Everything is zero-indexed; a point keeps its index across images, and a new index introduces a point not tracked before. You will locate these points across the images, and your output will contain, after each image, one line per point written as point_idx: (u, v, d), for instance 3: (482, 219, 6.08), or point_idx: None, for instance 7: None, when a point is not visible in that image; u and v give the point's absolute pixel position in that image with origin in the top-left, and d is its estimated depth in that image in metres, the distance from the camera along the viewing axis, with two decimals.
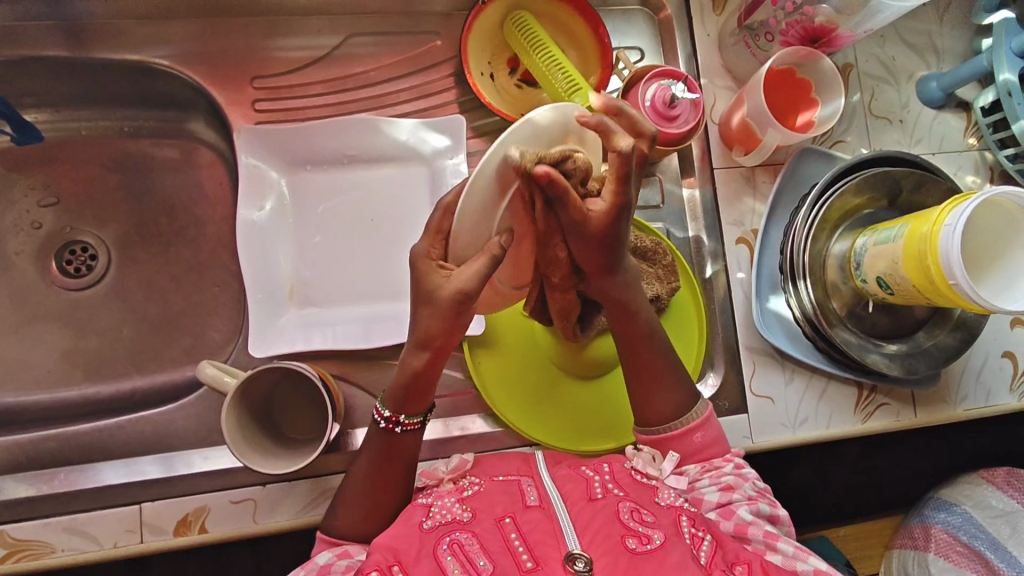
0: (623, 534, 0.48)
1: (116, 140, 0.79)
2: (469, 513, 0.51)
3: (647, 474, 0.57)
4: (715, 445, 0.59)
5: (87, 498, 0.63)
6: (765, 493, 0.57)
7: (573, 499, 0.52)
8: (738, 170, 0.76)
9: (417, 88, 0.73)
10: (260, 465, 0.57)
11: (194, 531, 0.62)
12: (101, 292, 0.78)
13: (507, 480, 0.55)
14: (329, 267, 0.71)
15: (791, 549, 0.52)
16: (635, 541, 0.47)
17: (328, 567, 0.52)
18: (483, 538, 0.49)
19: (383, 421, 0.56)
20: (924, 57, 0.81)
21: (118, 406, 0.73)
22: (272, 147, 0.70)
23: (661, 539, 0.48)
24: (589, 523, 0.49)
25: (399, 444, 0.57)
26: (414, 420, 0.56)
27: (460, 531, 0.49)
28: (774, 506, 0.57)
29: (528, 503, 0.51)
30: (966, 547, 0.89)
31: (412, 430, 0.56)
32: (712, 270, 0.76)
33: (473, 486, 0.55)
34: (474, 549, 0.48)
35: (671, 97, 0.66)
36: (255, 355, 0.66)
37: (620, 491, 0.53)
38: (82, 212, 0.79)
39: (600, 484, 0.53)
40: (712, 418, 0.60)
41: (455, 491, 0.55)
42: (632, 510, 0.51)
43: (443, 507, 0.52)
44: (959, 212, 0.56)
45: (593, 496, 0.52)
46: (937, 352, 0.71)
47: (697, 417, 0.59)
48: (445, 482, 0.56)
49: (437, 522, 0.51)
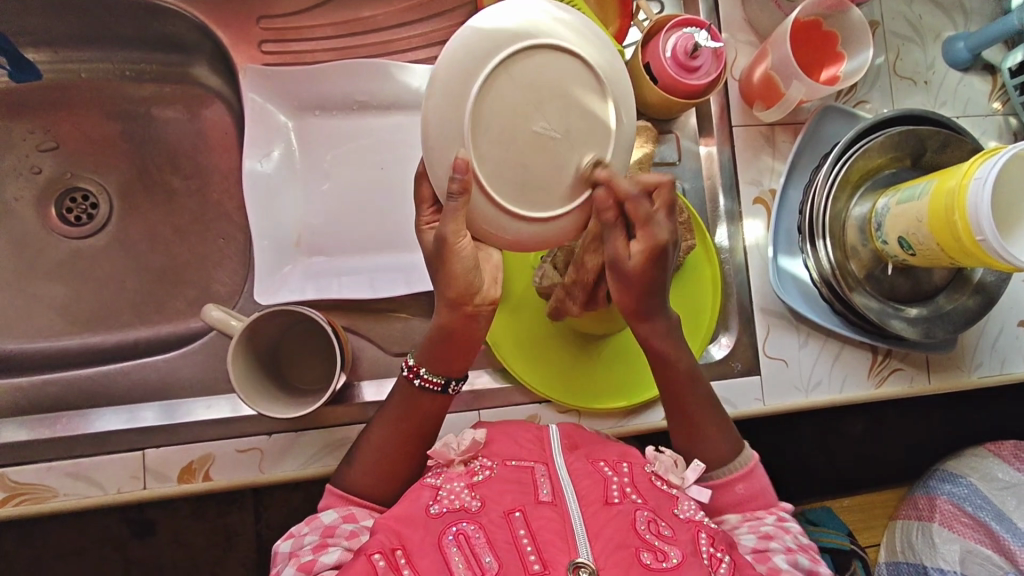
0: (637, 546, 0.45)
1: (117, 84, 0.77)
2: (478, 502, 0.49)
3: (668, 481, 0.55)
4: (758, 497, 0.58)
5: (88, 444, 0.61)
6: (807, 549, 0.54)
7: (589, 500, 0.48)
8: (758, 128, 0.73)
9: (429, 34, 0.71)
10: (269, 410, 0.56)
11: (199, 478, 0.60)
12: (102, 241, 0.76)
13: (521, 467, 0.52)
14: (337, 216, 0.69)
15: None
16: (649, 557, 0.45)
17: (332, 529, 0.52)
18: (490, 531, 0.46)
19: (407, 370, 0.57)
20: (951, 16, 0.79)
21: (120, 354, 0.72)
22: (278, 89, 0.67)
23: (678, 558, 0.45)
24: (602, 529, 0.46)
25: (419, 402, 0.57)
26: (435, 380, 0.56)
27: (467, 521, 0.47)
28: (816, 563, 0.53)
29: (540, 498, 0.48)
30: (971, 518, 0.88)
31: (432, 389, 0.56)
32: (729, 229, 0.74)
33: (484, 470, 0.53)
34: (481, 544, 0.45)
35: (693, 46, 0.64)
36: (260, 302, 0.64)
37: (638, 498, 0.50)
38: (83, 157, 0.77)
39: (618, 487, 0.50)
40: (757, 468, 0.60)
41: (466, 475, 0.52)
42: (649, 520, 0.48)
43: (451, 492, 0.50)
44: (990, 165, 0.54)
45: (609, 501, 0.49)
46: (956, 316, 0.69)
47: (741, 468, 0.59)
48: (456, 463, 0.54)
49: (445, 507, 0.49)
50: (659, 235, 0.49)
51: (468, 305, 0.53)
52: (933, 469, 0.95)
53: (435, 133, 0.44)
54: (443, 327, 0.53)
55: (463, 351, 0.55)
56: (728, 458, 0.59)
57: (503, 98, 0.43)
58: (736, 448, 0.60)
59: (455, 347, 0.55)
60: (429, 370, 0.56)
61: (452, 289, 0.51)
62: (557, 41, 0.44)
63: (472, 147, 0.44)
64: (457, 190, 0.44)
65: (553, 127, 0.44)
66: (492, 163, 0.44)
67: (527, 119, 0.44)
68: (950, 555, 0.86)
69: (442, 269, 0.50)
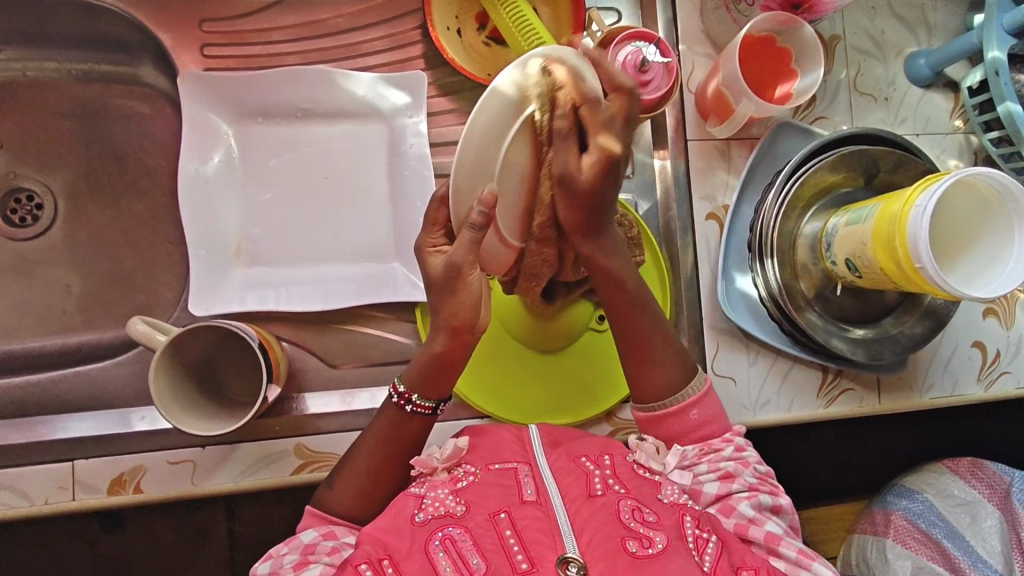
0: (622, 536, 0.45)
1: (65, 84, 0.76)
2: (463, 507, 0.48)
3: (651, 468, 0.54)
4: (713, 422, 0.57)
5: (18, 454, 0.60)
6: (765, 480, 0.56)
7: (572, 495, 0.48)
8: (712, 143, 0.73)
9: (379, 40, 0.70)
10: (191, 426, 0.55)
11: (129, 490, 0.60)
12: (46, 243, 0.75)
13: (504, 469, 0.51)
14: (278, 225, 0.68)
15: (794, 555, 0.49)
16: (635, 544, 0.44)
17: (313, 546, 0.50)
18: (476, 534, 0.46)
19: (396, 397, 0.55)
20: (914, 32, 0.78)
21: (61, 360, 0.71)
22: (220, 94, 0.66)
23: (663, 543, 0.45)
24: (587, 522, 0.46)
25: (404, 425, 0.55)
26: (427, 404, 0.55)
27: (453, 526, 0.46)
28: (776, 495, 0.55)
29: (524, 498, 0.48)
30: (924, 534, 0.88)
31: (423, 413, 0.55)
32: (681, 244, 0.74)
33: (468, 476, 0.52)
34: (468, 546, 0.45)
35: (642, 61, 0.63)
36: (194, 313, 0.63)
37: (621, 488, 0.50)
38: (28, 157, 0.76)
39: (601, 479, 0.50)
40: (711, 393, 0.59)
41: (450, 481, 0.51)
42: (633, 509, 0.48)
43: (436, 499, 0.49)
44: (931, 191, 0.53)
45: (593, 493, 0.48)
46: (903, 339, 0.69)
47: (694, 393, 0.58)
48: (439, 471, 0.52)
49: (431, 515, 0.48)
50: (613, 146, 0.48)
51: (466, 331, 0.53)
52: (891, 484, 0.94)
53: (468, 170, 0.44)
54: (440, 355, 0.53)
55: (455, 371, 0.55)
56: (679, 384, 0.58)
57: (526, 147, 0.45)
58: (686, 372, 0.59)
59: (448, 371, 0.54)
60: (421, 394, 0.55)
61: (455, 316, 0.52)
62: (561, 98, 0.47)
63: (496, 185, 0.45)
64: (480, 222, 0.45)
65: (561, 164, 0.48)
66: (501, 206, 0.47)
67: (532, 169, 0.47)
68: (903, 570, 0.85)
69: (450, 297, 0.51)
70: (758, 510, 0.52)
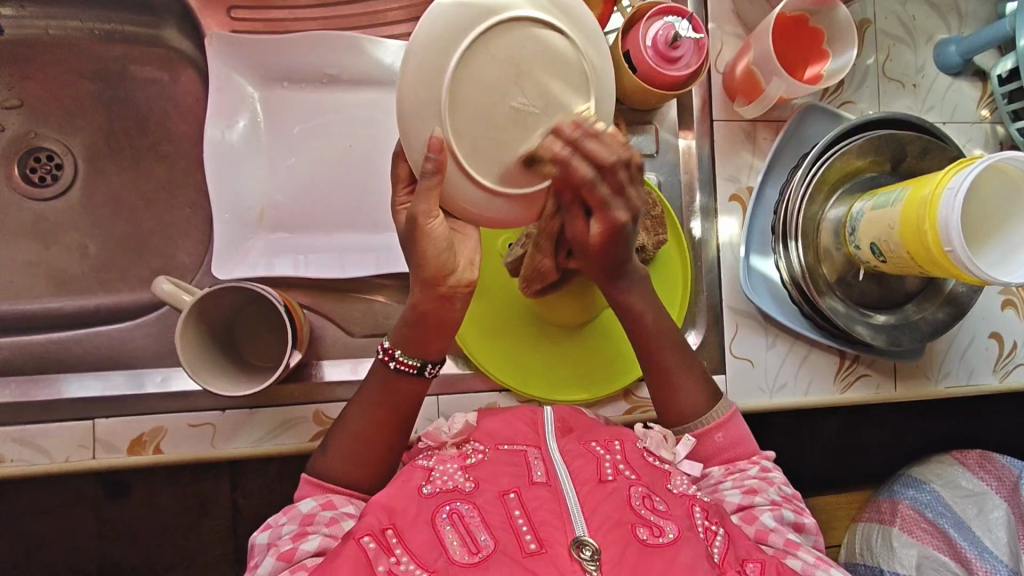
0: (633, 523, 0.45)
1: (87, 44, 0.75)
2: (472, 483, 0.48)
3: (660, 457, 0.54)
4: (739, 445, 0.58)
5: (38, 411, 0.60)
6: (790, 499, 0.55)
7: (583, 478, 0.48)
8: (739, 124, 0.72)
9: (406, 8, 0.69)
10: (218, 387, 0.55)
11: (148, 451, 0.60)
12: (65, 203, 0.74)
13: (513, 450, 0.52)
14: (301, 192, 0.68)
15: (811, 558, 0.49)
16: (646, 532, 0.44)
17: (311, 517, 0.50)
18: (485, 511, 0.46)
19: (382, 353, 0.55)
20: (945, 18, 0.77)
21: (80, 320, 0.71)
22: (246, 56, 0.65)
23: (675, 533, 0.44)
24: (598, 506, 0.45)
25: (395, 384, 0.55)
26: (411, 362, 0.54)
27: (461, 501, 0.47)
28: (800, 514, 0.54)
29: (534, 479, 0.48)
30: (931, 524, 0.88)
31: (407, 371, 0.54)
32: (703, 226, 0.73)
33: (477, 453, 0.52)
34: (475, 523, 0.45)
35: (674, 37, 0.62)
36: (219, 277, 0.63)
37: (633, 475, 0.49)
38: (47, 116, 0.75)
39: (612, 464, 0.50)
40: (735, 418, 0.59)
41: (459, 457, 0.52)
42: (644, 496, 0.47)
43: (444, 473, 0.50)
44: (964, 175, 0.53)
45: (603, 478, 0.48)
46: (925, 326, 0.69)
47: (717, 418, 0.58)
48: (448, 446, 0.53)
49: (438, 487, 0.48)
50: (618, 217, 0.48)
51: (442, 286, 0.51)
52: (898, 474, 0.94)
53: (411, 102, 0.43)
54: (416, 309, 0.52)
55: (436, 331, 0.53)
56: (704, 409, 0.59)
57: (481, 76, 0.42)
58: (712, 398, 0.60)
59: (427, 328, 0.53)
60: (404, 351, 0.54)
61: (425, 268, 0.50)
62: (541, 19, 0.43)
63: (447, 126, 0.43)
64: (430, 169, 0.43)
65: (531, 103, 0.43)
66: (470, 140, 0.43)
67: (504, 95, 0.43)
68: (907, 559, 0.86)
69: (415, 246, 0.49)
70: (780, 523, 0.52)
